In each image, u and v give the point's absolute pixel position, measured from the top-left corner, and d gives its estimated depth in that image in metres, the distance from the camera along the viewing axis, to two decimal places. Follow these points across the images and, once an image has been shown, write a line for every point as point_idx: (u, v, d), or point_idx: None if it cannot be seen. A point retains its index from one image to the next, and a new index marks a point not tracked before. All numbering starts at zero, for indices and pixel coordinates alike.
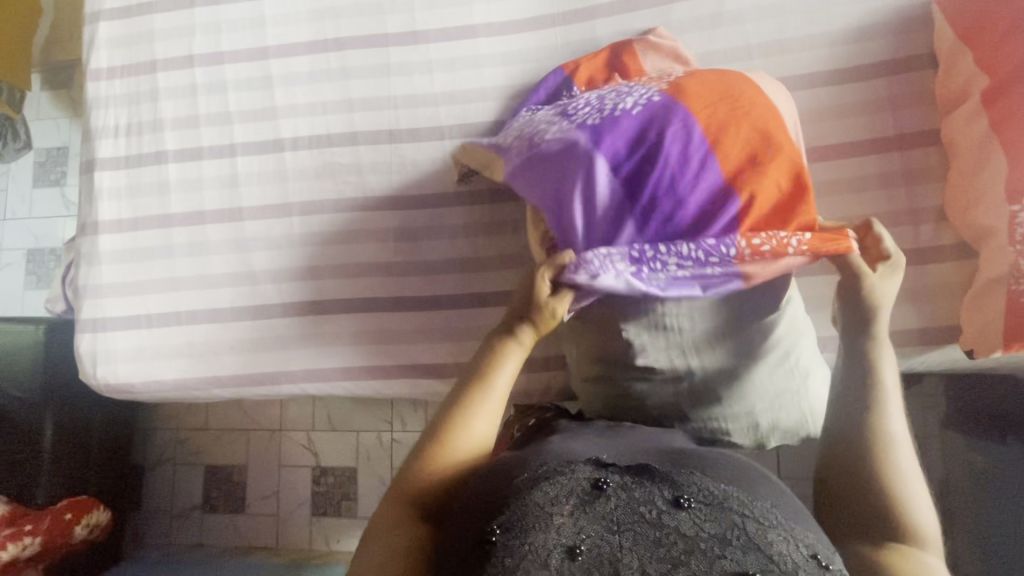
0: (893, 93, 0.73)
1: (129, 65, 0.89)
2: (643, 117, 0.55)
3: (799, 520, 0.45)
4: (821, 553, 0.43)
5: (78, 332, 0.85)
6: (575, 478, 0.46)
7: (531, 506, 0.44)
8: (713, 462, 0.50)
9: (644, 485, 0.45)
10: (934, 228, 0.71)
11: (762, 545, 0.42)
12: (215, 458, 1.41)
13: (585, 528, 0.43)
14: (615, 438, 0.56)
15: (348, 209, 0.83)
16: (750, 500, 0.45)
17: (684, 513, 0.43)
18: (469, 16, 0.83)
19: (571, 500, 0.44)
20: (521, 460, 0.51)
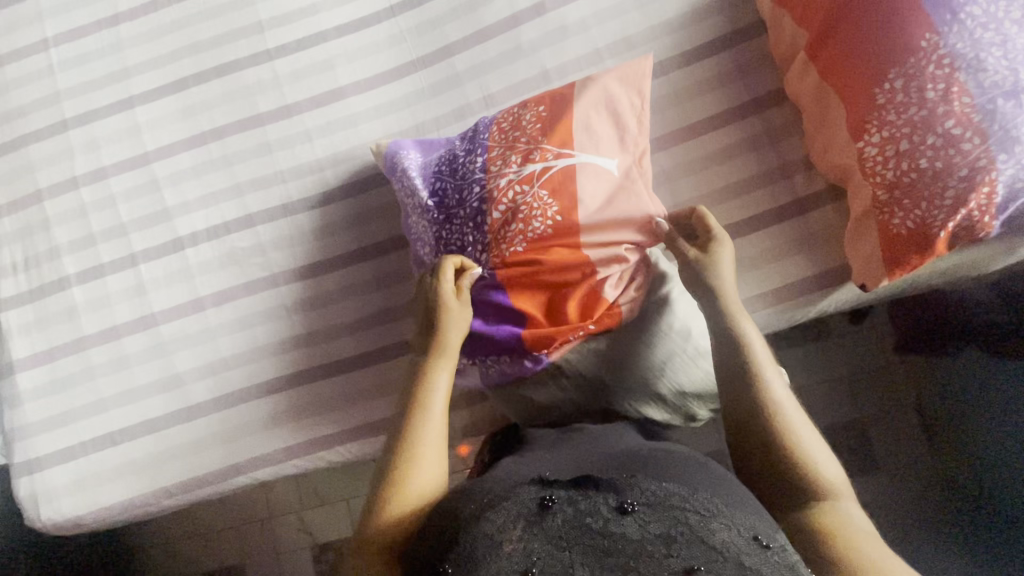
0: (736, 62, 0.77)
1: (14, 200, 0.89)
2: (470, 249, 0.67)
3: (738, 504, 0.47)
4: (761, 532, 0.45)
5: (15, 478, 0.83)
6: (521, 500, 0.46)
7: (479, 538, 0.44)
8: (656, 465, 0.51)
9: (589, 495, 0.46)
10: (805, 176, 0.74)
11: (706, 537, 0.43)
12: (207, 564, 1.37)
13: (536, 549, 0.43)
14: (567, 450, 0.57)
15: (259, 289, 0.83)
16: (693, 494, 0.47)
17: (628, 518, 0.44)
18: (335, 79, 0.86)
19: (517, 524, 0.44)
20: (469, 490, 0.51)
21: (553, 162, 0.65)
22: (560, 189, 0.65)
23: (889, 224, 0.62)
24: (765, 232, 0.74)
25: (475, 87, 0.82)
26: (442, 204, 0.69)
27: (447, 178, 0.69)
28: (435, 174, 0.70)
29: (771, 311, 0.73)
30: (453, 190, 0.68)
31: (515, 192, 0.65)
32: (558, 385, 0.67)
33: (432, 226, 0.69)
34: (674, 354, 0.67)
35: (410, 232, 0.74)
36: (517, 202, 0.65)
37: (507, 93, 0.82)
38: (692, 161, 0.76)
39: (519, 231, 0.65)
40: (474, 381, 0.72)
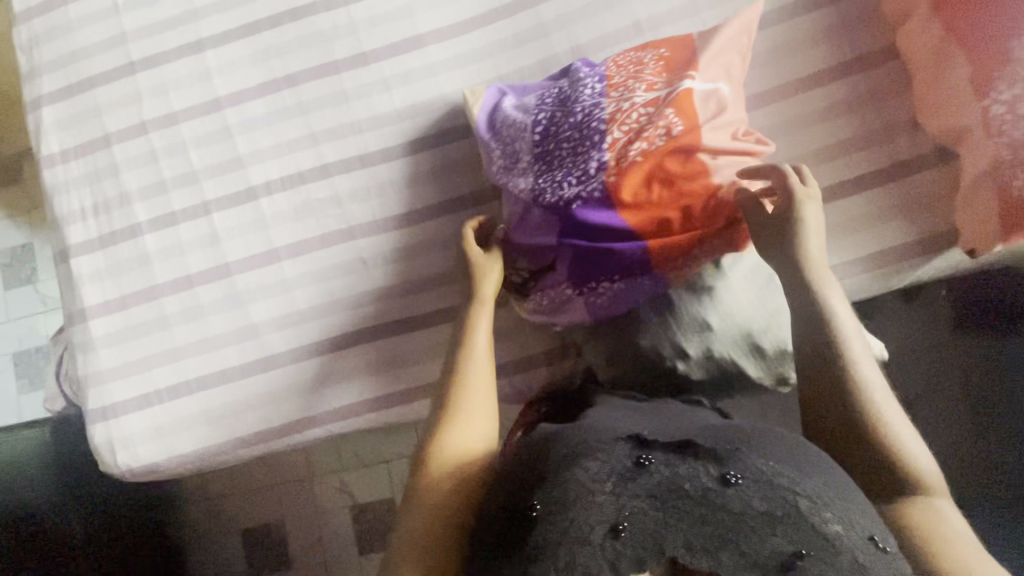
0: (842, 17, 0.74)
1: (81, 144, 0.87)
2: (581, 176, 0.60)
3: (845, 496, 0.45)
4: (876, 535, 0.44)
5: (90, 424, 0.83)
6: (616, 455, 0.45)
7: (570, 484, 0.44)
8: (764, 440, 0.47)
9: (687, 459, 0.44)
10: (910, 138, 0.71)
11: (815, 523, 0.41)
12: (250, 519, 1.39)
13: (628, 504, 0.42)
14: (658, 416, 0.54)
15: (335, 242, 0.81)
16: (807, 479, 0.44)
17: (733, 491, 0.42)
18: (414, 26, 0.82)
19: (611, 477, 0.44)
20: (559, 439, 0.50)
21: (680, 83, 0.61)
22: (688, 107, 0.60)
23: (1008, 187, 0.59)
24: (863, 196, 0.72)
25: (563, 38, 0.79)
26: (547, 134, 0.64)
27: (553, 107, 0.66)
28: (536, 108, 0.67)
29: (867, 277, 0.72)
30: (563, 118, 0.63)
31: (633, 129, 0.60)
32: (664, 328, 0.63)
33: (535, 161, 0.64)
34: (782, 308, 0.63)
35: (501, 172, 0.68)
36: (640, 121, 0.60)
37: (598, 45, 0.78)
38: (791, 120, 0.74)
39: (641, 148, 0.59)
40: (570, 318, 0.66)
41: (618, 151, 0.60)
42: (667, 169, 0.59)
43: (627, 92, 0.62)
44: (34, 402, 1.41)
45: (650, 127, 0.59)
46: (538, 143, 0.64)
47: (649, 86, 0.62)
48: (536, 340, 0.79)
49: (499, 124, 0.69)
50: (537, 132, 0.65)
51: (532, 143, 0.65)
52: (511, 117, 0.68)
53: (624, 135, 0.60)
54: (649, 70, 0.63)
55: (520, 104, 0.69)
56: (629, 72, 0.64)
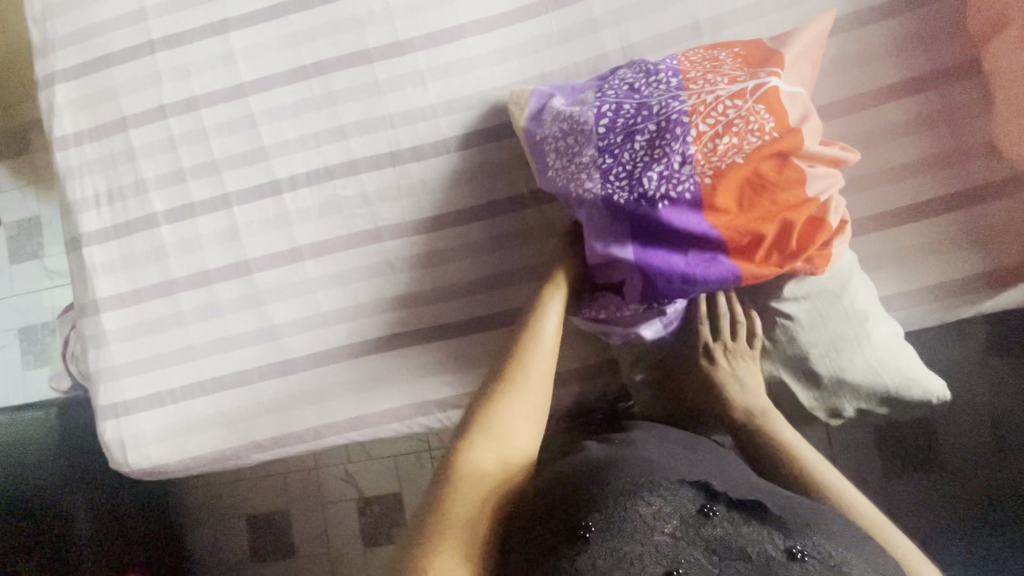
0: (918, 27, 0.68)
1: (96, 127, 0.82)
2: (662, 184, 0.56)
3: None
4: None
5: (100, 420, 0.80)
6: (683, 497, 0.45)
7: (634, 514, 0.44)
8: (824, 512, 0.47)
9: (753, 524, 0.44)
10: (984, 164, 0.67)
11: None
12: (255, 507, 1.37)
13: (685, 552, 0.43)
14: (709, 458, 0.54)
15: (362, 243, 0.78)
16: (865, 568, 0.43)
17: (796, 565, 0.42)
18: (454, 15, 0.77)
19: (675, 519, 0.44)
20: (619, 461, 0.49)
21: (768, 78, 0.56)
22: (778, 103, 0.55)
23: None
24: (927, 224, 0.68)
25: (613, 36, 0.74)
26: (617, 128, 0.58)
27: (619, 99, 0.60)
28: (598, 100, 0.61)
29: (924, 309, 0.68)
30: (637, 116, 0.58)
31: (720, 130, 0.55)
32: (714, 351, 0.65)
33: (602, 168, 0.59)
34: (846, 337, 0.62)
35: (562, 175, 0.62)
36: (726, 116, 0.55)
37: (651, 46, 0.73)
38: (855, 137, 0.69)
39: (731, 146, 0.55)
40: (636, 333, 0.64)
41: (704, 153, 0.55)
42: (763, 176, 0.54)
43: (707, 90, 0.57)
44: (40, 378, 1.38)
45: (739, 127, 0.55)
46: (608, 146, 0.59)
47: (733, 81, 0.57)
48: (570, 356, 0.76)
49: (557, 125, 0.63)
50: (604, 133, 0.59)
51: (600, 148, 0.59)
52: (572, 115, 0.61)
53: (710, 129, 0.55)
54: (729, 69, 0.58)
55: (581, 103, 0.63)
56: (705, 70, 0.59)
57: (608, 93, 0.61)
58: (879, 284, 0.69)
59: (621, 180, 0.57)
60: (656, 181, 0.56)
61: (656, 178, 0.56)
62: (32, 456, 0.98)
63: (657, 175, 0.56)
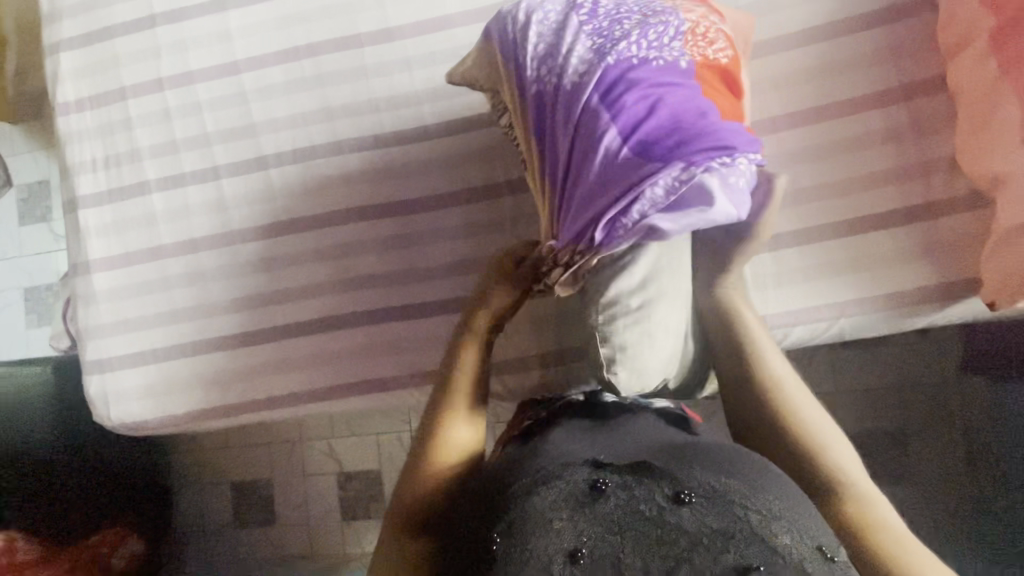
0: (891, 40, 0.70)
1: (97, 95, 0.86)
2: (657, 53, 0.53)
3: (799, 508, 0.44)
4: (825, 545, 0.43)
5: (86, 375, 0.84)
6: (572, 480, 0.42)
7: (529, 512, 0.41)
8: (714, 453, 0.46)
9: (642, 481, 0.42)
10: (946, 178, 0.68)
11: (765, 536, 0.40)
12: (239, 475, 1.42)
13: (586, 530, 0.40)
14: (612, 432, 0.50)
15: (342, 221, 0.81)
16: (752, 494, 0.42)
17: (684, 509, 0.40)
18: (443, 5, 0.79)
19: (568, 504, 0.41)
20: (516, 466, 0.47)
21: (718, 16, 0.60)
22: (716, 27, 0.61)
23: None
24: (885, 233, 0.69)
25: None
26: (599, 13, 0.55)
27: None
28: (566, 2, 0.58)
29: (878, 317, 0.70)
30: (611, 4, 0.56)
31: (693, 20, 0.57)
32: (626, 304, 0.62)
33: (596, 42, 0.53)
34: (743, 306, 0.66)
35: (534, 58, 0.55)
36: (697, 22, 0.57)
37: None
38: (821, 145, 0.71)
39: (706, 43, 0.56)
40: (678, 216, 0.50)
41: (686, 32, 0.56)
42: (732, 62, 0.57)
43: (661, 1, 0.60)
44: (41, 336, 1.43)
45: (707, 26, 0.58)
46: (593, 24, 0.54)
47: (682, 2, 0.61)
48: (533, 341, 0.78)
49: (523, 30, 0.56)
50: (586, 15, 0.55)
51: (585, 28, 0.54)
52: (537, 15, 0.56)
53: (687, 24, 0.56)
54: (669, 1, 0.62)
55: (537, 3, 0.57)
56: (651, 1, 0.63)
57: None
58: (836, 290, 0.70)
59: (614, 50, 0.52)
60: (650, 45, 0.53)
61: (652, 49, 0.53)
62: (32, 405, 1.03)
63: (651, 38, 0.54)
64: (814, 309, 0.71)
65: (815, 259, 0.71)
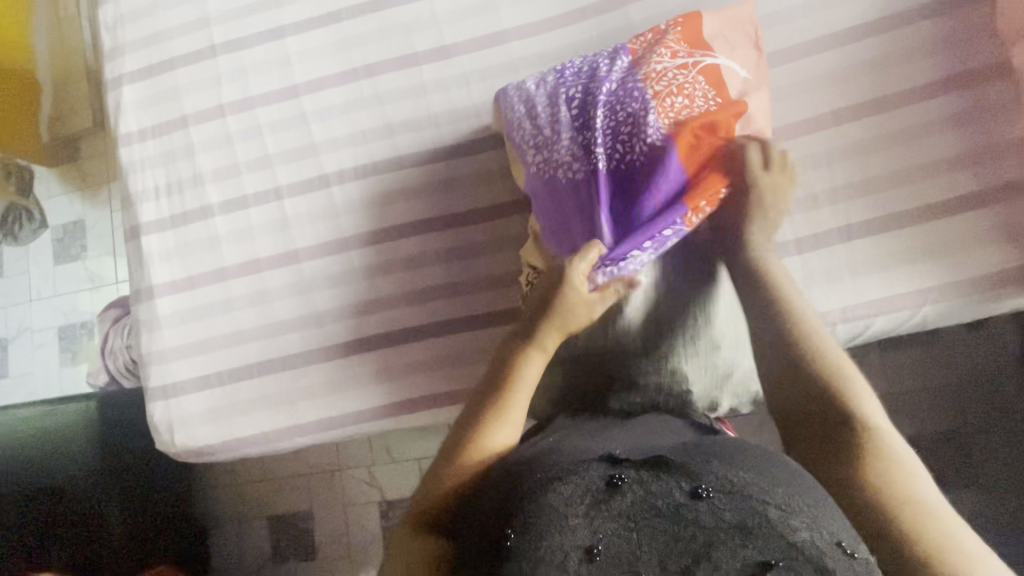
0: (948, 30, 0.71)
1: (159, 124, 0.88)
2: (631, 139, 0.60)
3: (823, 504, 0.41)
4: (845, 540, 0.39)
5: (150, 401, 0.83)
6: (589, 476, 0.42)
7: (545, 506, 0.41)
8: (735, 455, 0.46)
9: (660, 478, 0.42)
10: (1019, 159, 0.68)
11: (784, 533, 0.38)
12: (279, 507, 1.38)
13: (602, 527, 0.39)
14: (634, 440, 0.51)
15: (404, 235, 0.81)
16: (768, 488, 0.42)
17: (704, 504, 0.40)
18: (497, 21, 0.82)
19: (584, 499, 0.40)
20: (529, 460, 0.47)
21: (704, 57, 0.64)
22: (715, 75, 0.63)
23: None
24: (962, 217, 0.69)
25: None
26: (582, 103, 0.63)
27: (578, 83, 0.65)
28: (558, 86, 0.66)
29: (961, 303, 0.69)
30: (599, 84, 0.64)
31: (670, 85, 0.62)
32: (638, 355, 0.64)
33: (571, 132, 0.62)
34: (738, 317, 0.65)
35: (532, 151, 0.65)
36: (678, 82, 0.62)
37: None
38: (886, 135, 0.71)
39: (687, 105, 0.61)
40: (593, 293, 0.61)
41: (664, 105, 0.61)
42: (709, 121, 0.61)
43: (664, 56, 0.64)
44: (77, 375, 1.43)
45: (690, 88, 0.62)
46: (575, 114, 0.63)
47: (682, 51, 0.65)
48: None
49: (529, 111, 0.67)
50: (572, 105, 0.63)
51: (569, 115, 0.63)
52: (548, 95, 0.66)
53: (665, 89, 0.62)
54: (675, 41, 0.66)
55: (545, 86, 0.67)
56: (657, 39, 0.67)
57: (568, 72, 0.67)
58: (918, 276, 0.70)
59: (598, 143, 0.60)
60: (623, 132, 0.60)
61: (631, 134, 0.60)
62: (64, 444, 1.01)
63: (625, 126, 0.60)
64: (892, 299, 0.70)
65: (889, 249, 0.70)
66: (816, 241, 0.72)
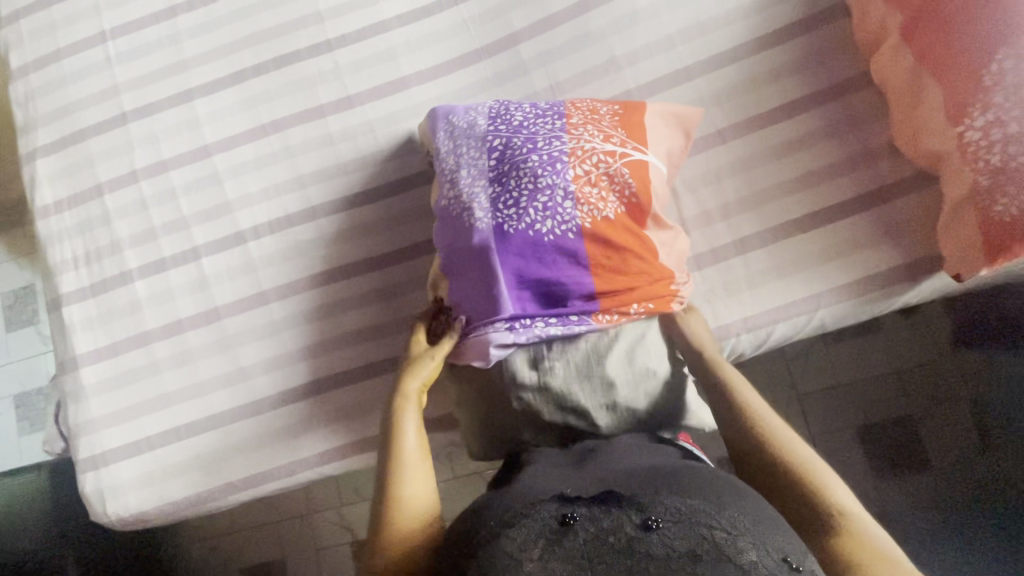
0: (814, 47, 0.75)
1: (74, 194, 0.88)
2: (545, 217, 0.60)
3: (767, 522, 0.44)
4: (791, 555, 0.41)
5: (81, 473, 0.82)
6: (541, 518, 0.43)
7: (501, 554, 0.41)
8: (689, 480, 0.47)
9: (611, 512, 0.43)
10: (891, 163, 0.72)
11: (733, 556, 0.39)
12: (250, 559, 1.36)
13: (557, 568, 0.39)
14: (592, 467, 0.52)
15: (323, 283, 0.83)
16: (717, 511, 0.43)
17: (655, 536, 0.40)
18: (397, 69, 0.84)
19: (539, 542, 0.41)
20: (488, 506, 0.48)
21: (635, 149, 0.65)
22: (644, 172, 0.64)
23: (989, 210, 0.59)
24: (847, 222, 0.72)
25: (542, 76, 0.81)
26: (505, 160, 0.63)
27: (509, 135, 0.65)
28: (489, 134, 0.66)
29: (854, 304, 0.72)
30: (530, 152, 0.63)
31: (603, 167, 0.63)
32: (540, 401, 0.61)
33: (487, 192, 0.63)
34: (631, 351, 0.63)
35: (448, 187, 0.65)
36: (602, 172, 0.63)
37: (576, 81, 0.80)
38: (767, 150, 0.74)
39: (603, 199, 0.62)
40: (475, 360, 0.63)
41: (585, 192, 0.62)
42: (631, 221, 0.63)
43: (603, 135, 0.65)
44: (35, 442, 1.40)
45: (617, 176, 0.63)
46: (495, 176, 0.63)
47: (615, 130, 0.66)
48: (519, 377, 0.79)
49: (453, 157, 0.66)
50: (495, 166, 0.63)
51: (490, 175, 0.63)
52: (477, 145, 0.65)
53: (586, 177, 0.62)
54: (613, 117, 0.67)
55: (474, 133, 0.66)
56: (596, 108, 0.68)
57: (501, 126, 0.66)
58: (810, 283, 0.72)
59: (508, 207, 0.61)
60: (540, 211, 0.61)
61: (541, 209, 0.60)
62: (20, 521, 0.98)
63: (542, 204, 0.61)
64: (790, 307, 0.72)
65: (781, 258, 0.73)
66: (713, 257, 0.74)
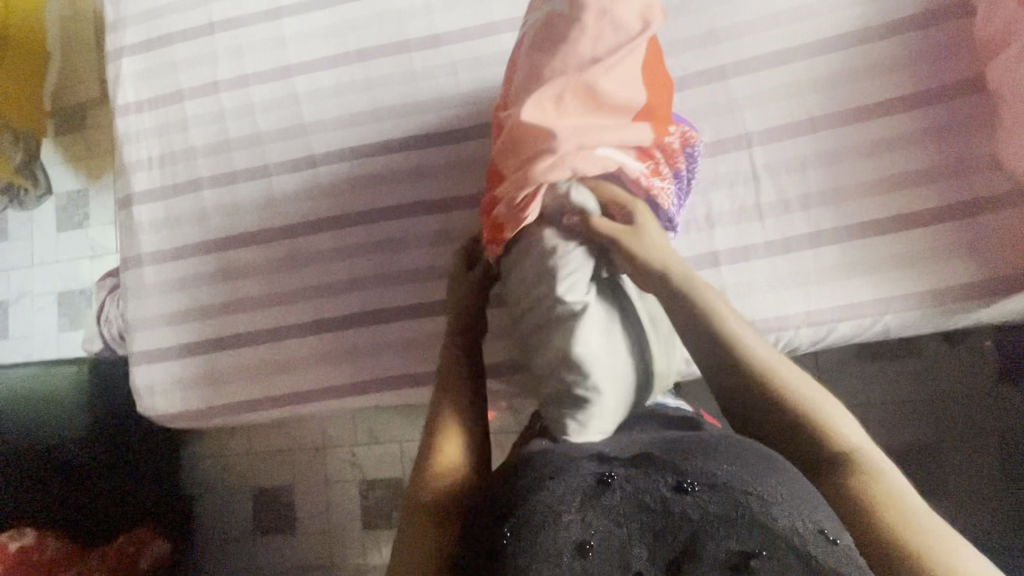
0: (926, 45, 0.72)
1: (155, 98, 0.90)
2: None
3: (807, 492, 0.38)
4: (828, 527, 0.35)
5: (133, 366, 0.86)
6: (578, 474, 0.40)
7: (536, 503, 0.39)
8: (728, 446, 0.43)
9: (649, 474, 0.40)
10: (987, 176, 0.69)
11: (764, 520, 0.35)
12: (263, 480, 1.40)
13: (595, 523, 0.37)
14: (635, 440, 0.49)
15: (384, 217, 0.83)
16: (755, 474, 0.38)
17: (690, 498, 0.37)
18: (488, 14, 0.83)
19: (575, 497, 0.39)
20: (523, 466, 0.46)
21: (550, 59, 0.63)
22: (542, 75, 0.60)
23: None
24: (930, 229, 0.70)
25: None
26: None
27: None
28: None
29: (923, 313, 0.70)
30: None
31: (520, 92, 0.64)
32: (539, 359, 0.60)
33: None
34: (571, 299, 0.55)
35: None
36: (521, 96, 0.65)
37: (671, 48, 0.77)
38: (858, 145, 0.72)
39: None
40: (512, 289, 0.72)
41: None
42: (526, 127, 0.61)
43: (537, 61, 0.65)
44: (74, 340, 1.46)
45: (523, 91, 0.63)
46: None
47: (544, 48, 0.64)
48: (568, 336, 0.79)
49: None
50: None
51: None
52: None
53: None
54: None
55: None
56: None
57: None
58: (880, 285, 0.71)
59: None
60: None
61: None
62: (42, 407, 0.99)
63: None
64: (856, 306, 0.71)
65: (855, 256, 0.72)
66: (783, 246, 0.73)
